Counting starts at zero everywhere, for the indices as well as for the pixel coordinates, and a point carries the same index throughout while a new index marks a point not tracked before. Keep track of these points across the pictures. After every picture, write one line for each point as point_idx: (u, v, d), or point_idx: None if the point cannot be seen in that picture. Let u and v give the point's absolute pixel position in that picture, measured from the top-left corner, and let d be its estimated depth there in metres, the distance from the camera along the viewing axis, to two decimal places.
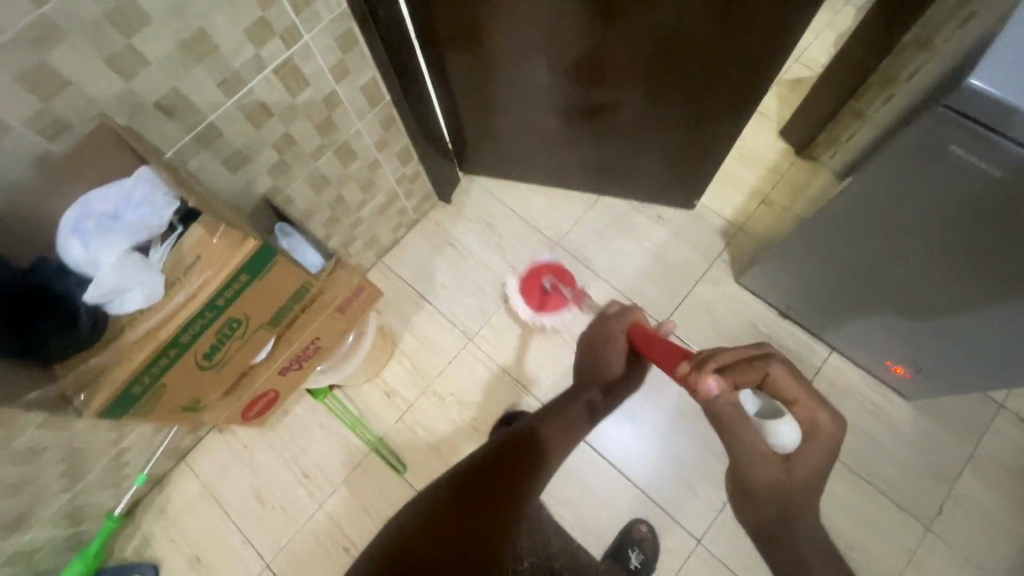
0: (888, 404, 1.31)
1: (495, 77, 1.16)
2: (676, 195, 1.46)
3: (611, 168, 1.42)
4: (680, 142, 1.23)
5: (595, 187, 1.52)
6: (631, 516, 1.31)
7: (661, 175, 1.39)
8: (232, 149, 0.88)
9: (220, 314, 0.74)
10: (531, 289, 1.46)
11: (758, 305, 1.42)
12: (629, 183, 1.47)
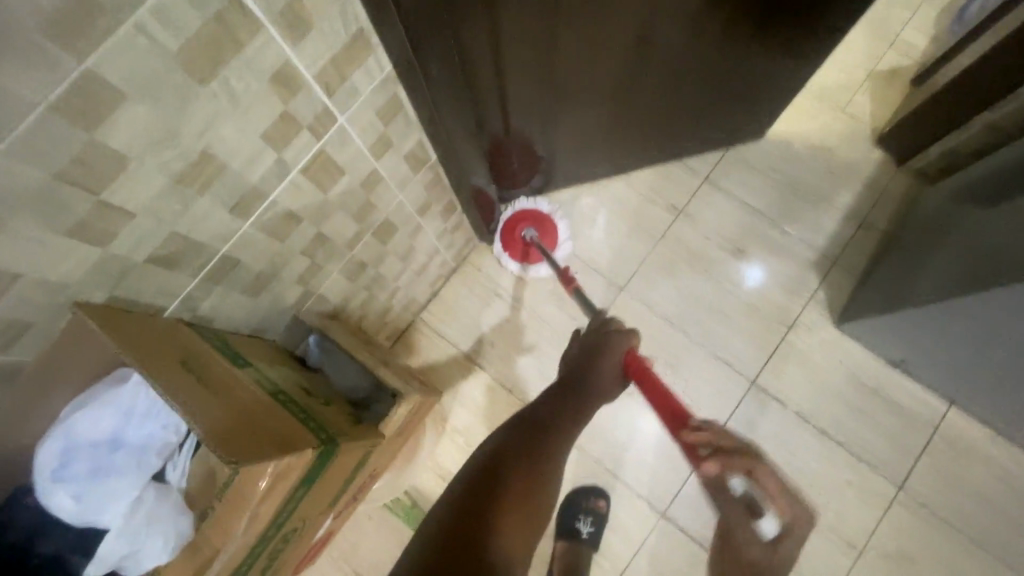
0: (1019, 467, 1.14)
1: (563, 97, 0.93)
2: (736, 127, 1.29)
3: (676, 132, 1.21)
4: (766, 69, 1.04)
5: (654, 157, 1.31)
6: None
7: (729, 110, 1.20)
8: (253, 273, 0.66)
9: (275, 533, 0.55)
10: (512, 240, 1.29)
11: (861, 354, 1.23)
12: (695, 137, 1.26)
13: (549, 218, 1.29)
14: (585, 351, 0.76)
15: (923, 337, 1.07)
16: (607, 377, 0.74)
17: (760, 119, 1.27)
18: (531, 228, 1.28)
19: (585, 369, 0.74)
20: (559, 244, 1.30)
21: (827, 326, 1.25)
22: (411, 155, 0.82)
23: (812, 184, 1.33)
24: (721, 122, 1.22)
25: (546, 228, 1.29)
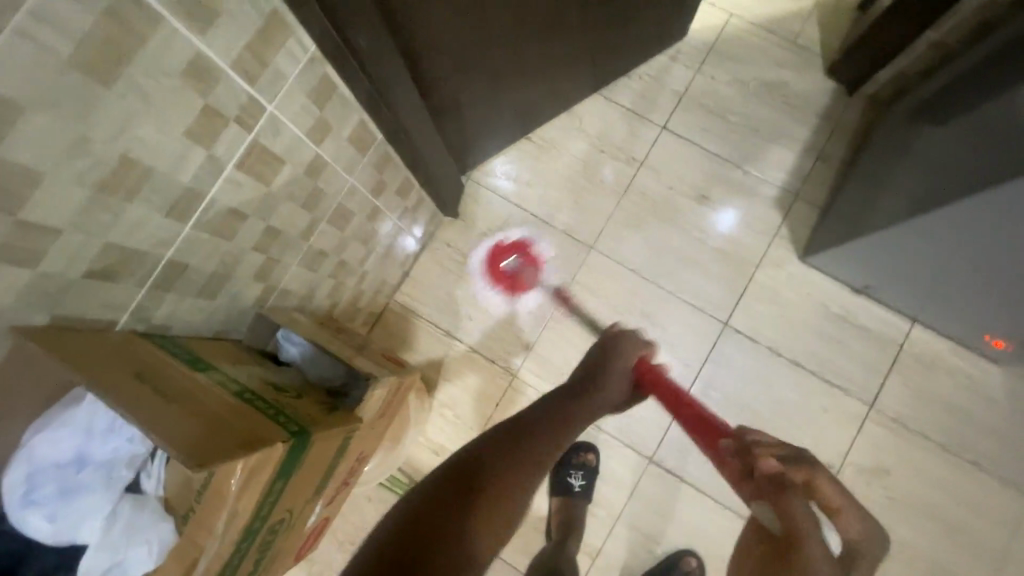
0: (981, 373, 1.20)
1: (500, 45, 0.91)
2: (660, 34, 1.29)
3: (607, 50, 1.20)
4: None
5: (589, 81, 1.29)
6: (683, 543, 1.18)
7: (652, 23, 1.21)
8: (206, 276, 0.65)
9: (260, 529, 0.56)
10: (499, 275, 1.35)
11: (828, 284, 1.26)
12: (625, 50, 1.25)
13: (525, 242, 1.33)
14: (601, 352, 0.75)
15: (883, 259, 1.10)
16: (620, 383, 0.72)
17: (678, 22, 1.29)
18: (514, 256, 1.34)
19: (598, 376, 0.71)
20: (545, 266, 1.31)
21: (793, 261, 1.28)
22: (356, 136, 0.80)
23: (769, 121, 1.33)
24: (644, 27, 1.21)
25: (528, 256, 1.33)
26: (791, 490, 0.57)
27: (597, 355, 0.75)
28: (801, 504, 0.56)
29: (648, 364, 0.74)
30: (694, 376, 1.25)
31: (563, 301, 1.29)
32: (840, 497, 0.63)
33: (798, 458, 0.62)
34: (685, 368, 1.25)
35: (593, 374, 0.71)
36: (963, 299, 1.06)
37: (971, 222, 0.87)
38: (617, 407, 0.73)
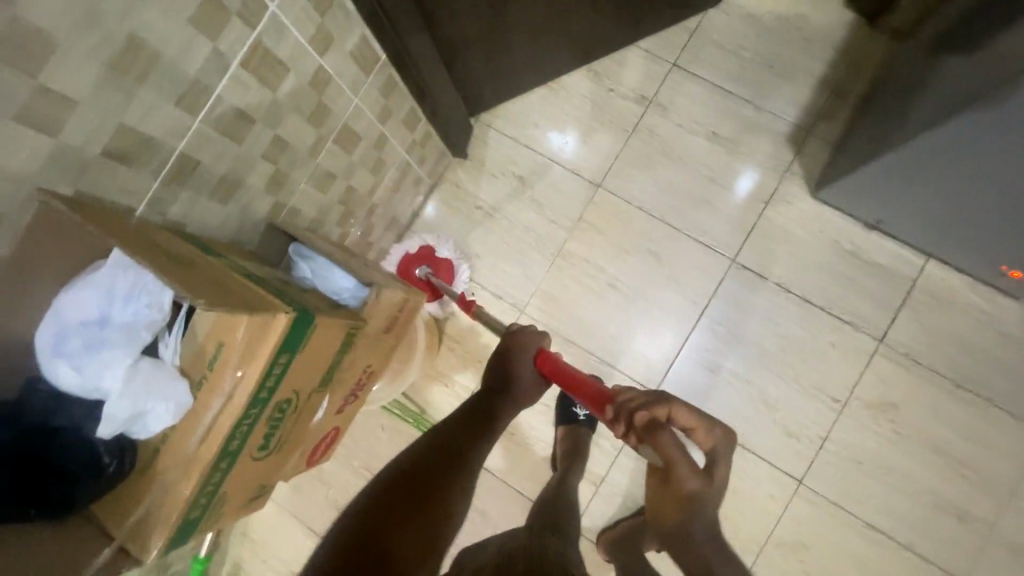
0: (997, 309, 1.17)
1: None
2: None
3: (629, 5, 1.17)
4: None
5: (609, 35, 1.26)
6: None
7: None
8: (217, 177, 0.69)
9: (268, 403, 0.60)
10: (406, 282, 1.27)
11: (840, 221, 1.24)
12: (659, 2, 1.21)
13: (431, 252, 1.27)
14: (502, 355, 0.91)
15: (894, 189, 1.08)
16: (526, 378, 0.89)
17: None
18: (424, 267, 1.25)
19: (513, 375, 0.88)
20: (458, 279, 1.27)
21: (805, 198, 1.26)
22: (359, 54, 0.82)
23: (783, 56, 1.30)
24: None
25: (439, 264, 1.26)
26: (656, 424, 0.71)
27: (501, 355, 0.91)
28: (672, 436, 0.69)
29: (545, 352, 0.89)
30: (700, 312, 1.25)
31: (570, 238, 1.31)
32: (695, 419, 0.76)
33: (657, 398, 0.77)
34: (692, 304, 1.25)
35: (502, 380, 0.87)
36: (977, 228, 1.03)
37: (976, 135, 0.86)
38: (536, 393, 0.90)
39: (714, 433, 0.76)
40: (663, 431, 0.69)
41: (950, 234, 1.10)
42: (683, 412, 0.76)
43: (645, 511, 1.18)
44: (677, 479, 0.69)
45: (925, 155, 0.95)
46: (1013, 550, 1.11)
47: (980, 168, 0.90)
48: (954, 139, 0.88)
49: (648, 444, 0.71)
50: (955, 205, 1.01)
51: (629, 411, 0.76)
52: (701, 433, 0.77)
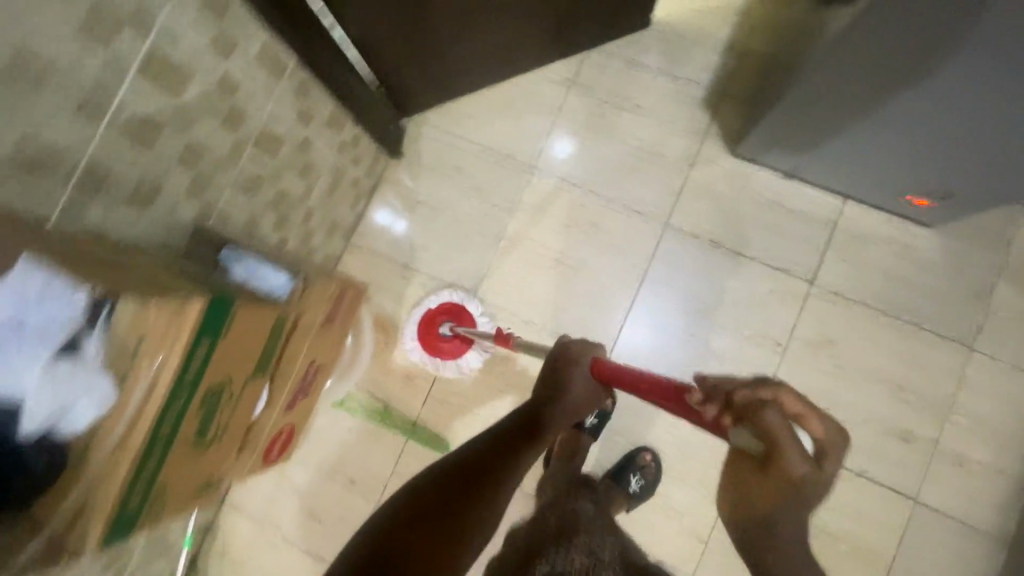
0: (914, 239, 1.24)
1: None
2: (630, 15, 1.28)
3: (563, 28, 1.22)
4: None
5: (539, 54, 1.30)
6: (635, 444, 1.25)
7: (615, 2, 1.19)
8: (132, 184, 0.71)
9: (197, 387, 0.62)
10: (429, 338, 1.29)
11: (761, 174, 1.30)
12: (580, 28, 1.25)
13: (456, 305, 1.30)
14: (554, 365, 0.77)
15: (799, 136, 1.14)
16: (578, 394, 0.75)
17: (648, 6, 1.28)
18: (447, 320, 1.29)
19: (562, 383, 0.75)
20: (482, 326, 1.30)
21: (726, 156, 1.32)
22: (264, 57, 0.85)
23: (691, 26, 1.37)
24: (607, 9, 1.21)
25: (459, 316, 1.30)
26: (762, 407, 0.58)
27: (553, 364, 0.78)
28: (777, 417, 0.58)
29: (601, 362, 0.77)
30: (641, 277, 1.30)
31: (510, 221, 1.35)
32: (806, 408, 0.60)
33: (760, 381, 0.62)
34: (633, 270, 1.30)
35: (551, 391, 0.74)
36: (878, 164, 1.10)
37: (854, 81, 0.91)
38: (584, 407, 0.77)
39: (826, 425, 0.60)
40: (772, 410, 0.58)
41: (860, 174, 1.16)
42: (793, 399, 0.60)
43: (610, 473, 1.21)
44: (783, 465, 0.58)
45: (820, 97, 0.99)
46: (957, 461, 1.17)
47: (862, 108, 0.95)
48: (841, 77, 0.92)
49: (744, 432, 0.59)
50: (855, 145, 1.07)
51: (716, 397, 0.62)
52: (814, 422, 0.60)
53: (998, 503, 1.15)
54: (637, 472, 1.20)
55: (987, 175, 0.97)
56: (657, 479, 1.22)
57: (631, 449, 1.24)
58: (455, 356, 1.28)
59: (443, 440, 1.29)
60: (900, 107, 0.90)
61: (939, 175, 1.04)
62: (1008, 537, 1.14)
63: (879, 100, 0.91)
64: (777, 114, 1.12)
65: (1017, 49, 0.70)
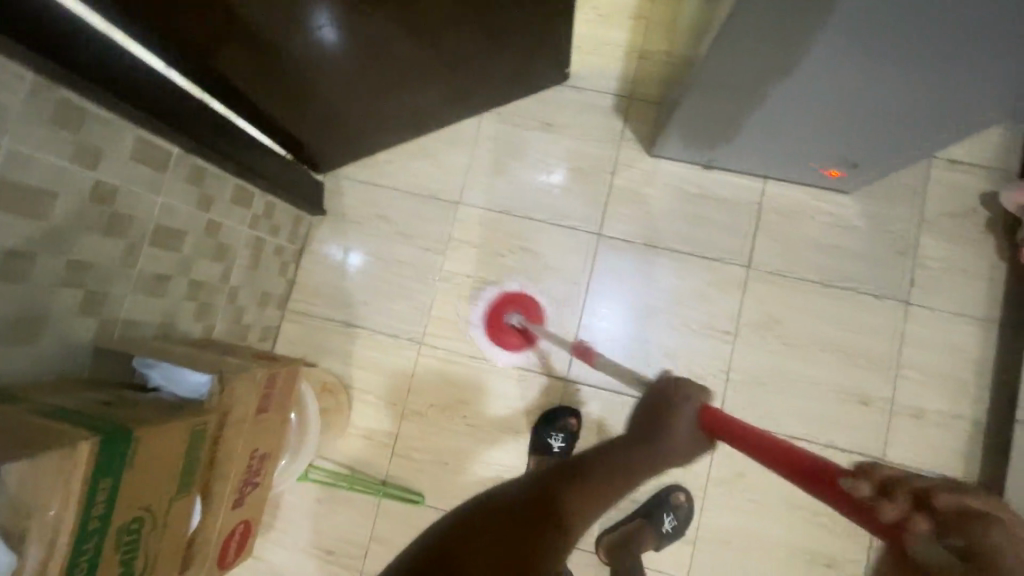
0: (836, 207, 1.26)
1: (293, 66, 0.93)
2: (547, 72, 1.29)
3: (468, 80, 1.19)
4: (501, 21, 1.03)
5: (453, 110, 1.29)
6: (670, 481, 1.22)
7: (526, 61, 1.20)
8: (10, 319, 0.67)
9: (108, 523, 0.59)
10: (500, 330, 1.29)
11: (682, 169, 1.32)
12: (492, 87, 1.26)
13: (524, 295, 1.30)
14: (652, 403, 0.60)
15: (707, 128, 1.15)
16: (680, 442, 0.57)
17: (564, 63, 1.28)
18: (517, 313, 1.28)
19: (655, 426, 0.58)
20: (551, 321, 1.29)
21: (645, 157, 1.32)
22: (141, 153, 0.81)
23: (588, 35, 1.37)
24: (514, 62, 1.19)
25: (528, 307, 1.29)
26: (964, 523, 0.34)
27: (651, 399, 0.61)
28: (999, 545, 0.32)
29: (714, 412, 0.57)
30: (584, 291, 1.29)
31: (445, 259, 1.33)
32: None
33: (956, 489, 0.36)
34: (575, 286, 1.30)
35: (641, 426, 0.59)
36: (785, 141, 1.12)
37: (740, 72, 0.93)
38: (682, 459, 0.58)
39: None
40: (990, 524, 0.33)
41: (773, 154, 1.18)
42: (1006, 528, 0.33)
43: (644, 510, 1.19)
44: None
45: (718, 89, 1.01)
46: (915, 415, 1.20)
47: (753, 91, 0.97)
48: (726, 67, 0.93)
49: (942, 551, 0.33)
50: (760, 128, 1.09)
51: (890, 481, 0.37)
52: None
53: (963, 448, 1.18)
54: (671, 513, 1.18)
55: (886, 136, 1.00)
56: (690, 518, 1.19)
57: (666, 484, 1.21)
58: (516, 351, 1.28)
59: (416, 492, 1.26)
60: (785, 84, 0.92)
61: (845, 143, 1.07)
62: (978, 480, 1.17)
63: (765, 81, 0.92)
64: (683, 112, 1.13)
65: (868, 22, 0.72)
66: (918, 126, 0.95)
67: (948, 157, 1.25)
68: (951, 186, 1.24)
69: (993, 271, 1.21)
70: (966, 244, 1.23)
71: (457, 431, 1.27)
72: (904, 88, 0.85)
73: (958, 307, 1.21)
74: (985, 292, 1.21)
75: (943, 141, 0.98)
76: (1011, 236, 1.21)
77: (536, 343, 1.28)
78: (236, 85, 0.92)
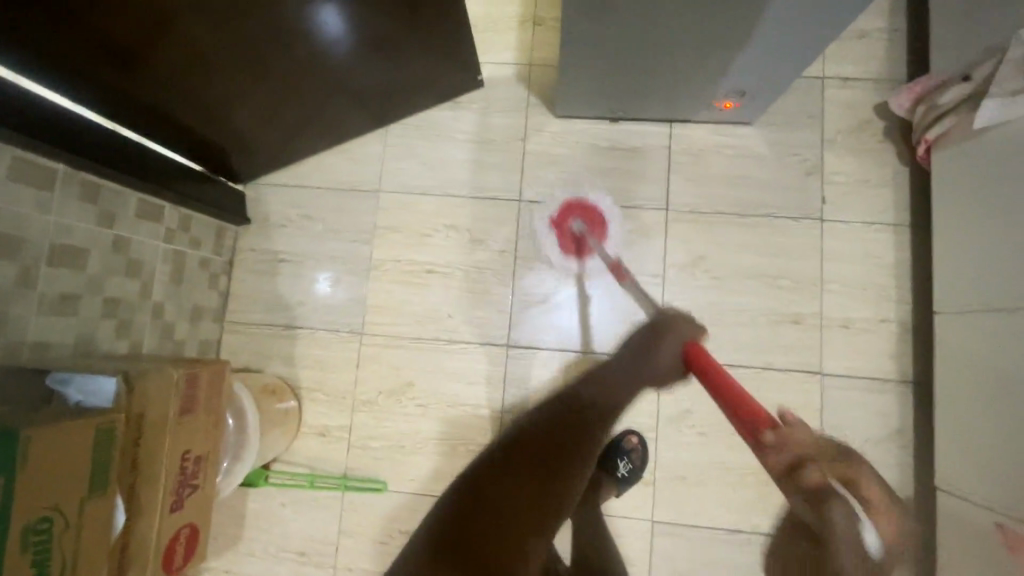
0: (740, 139, 1.30)
1: (206, 75, 0.95)
2: (457, 81, 1.31)
3: (375, 86, 1.21)
4: (402, 30, 1.07)
5: (367, 119, 1.31)
6: (623, 427, 1.24)
7: (436, 69, 1.23)
8: None
9: (8, 526, 0.60)
10: (562, 233, 1.31)
11: (590, 125, 1.34)
12: (406, 94, 1.28)
13: (591, 207, 1.31)
14: (649, 337, 0.96)
15: (598, 82, 1.18)
16: (664, 365, 0.90)
17: (473, 71, 1.30)
18: (578, 220, 1.31)
19: (648, 363, 0.91)
20: (611, 232, 1.30)
21: (554, 120, 1.35)
22: (20, 172, 0.83)
23: (481, 11, 1.40)
24: (416, 67, 1.20)
25: (593, 219, 1.31)
26: (830, 498, 0.56)
27: (654, 335, 0.96)
28: (840, 506, 0.55)
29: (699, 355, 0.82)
30: (514, 257, 1.31)
31: (374, 248, 1.34)
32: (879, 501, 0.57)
33: (839, 459, 0.60)
34: (504, 253, 1.31)
35: (644, 352, 0.92)
36: (672, 82, 1.16)
37: (600, 17, 0.96)
38: (670, 380, 0.92)
39: (869, 488, 0.58)
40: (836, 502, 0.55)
41: (667, 97, 1.22)
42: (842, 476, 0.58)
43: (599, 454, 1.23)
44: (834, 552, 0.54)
45: (590, 42, 1.04)
46: (845, 325, 1.23)
47: (619, 34, 1.00)
48: (586, 16, 0.97)
49: (802, 503, 0.58)
50: (646, 72, 1.13)
51: (784, 444, 0.61)
52: (862, 482, 0.58)
53: (894, 350, 1.22)
54: (624, 456, 1.21)
55: (756, 61, 1.04)
56: (645, 460, 1.23)
57: (619, 432, 1.24)
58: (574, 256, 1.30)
59: (379, 480, 1.26)
60: (642, 20, 0.95)
61: (726, 74, 1.10)
62: (912, 378, 1.21)
63: (624, 20, 0.96)
64: (571, 71, 1.16)
65: None
66: (778, 49, 1.00)
67: (837, 76, 1.29)
68: (844, 103, 1.29)
69: (896, 177, 1.26)
70: (867, 155, 1.27)
71: (410, 413, 1.28)
72: (747, 12, 0.90)
73: (869, 216, 1.26)
74: (891, 198, 1.26)
75: (805, 57, 1.02)
76: (908, 142, 1.26)
77: (589, 257, 1.29)
78: (126, 102, 0.93)
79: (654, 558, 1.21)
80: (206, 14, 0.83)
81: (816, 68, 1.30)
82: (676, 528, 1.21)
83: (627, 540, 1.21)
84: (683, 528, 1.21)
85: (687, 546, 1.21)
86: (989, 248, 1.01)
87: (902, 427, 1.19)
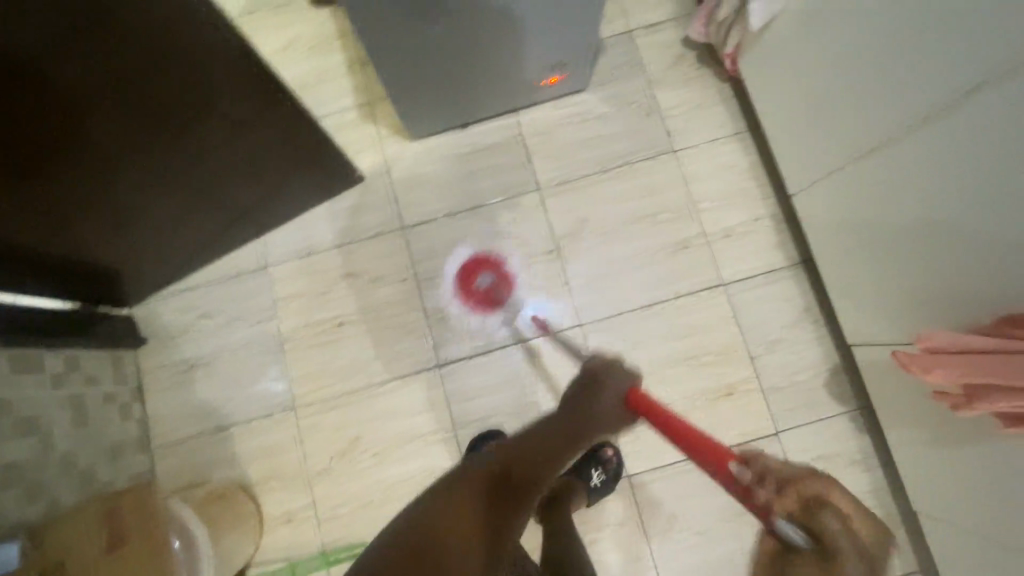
0: (581, 105, 1.39)
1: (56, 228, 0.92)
2: (338, 175, 1.30)
3: (251, 198, 1.19)
4: (266, 144, 1.06)
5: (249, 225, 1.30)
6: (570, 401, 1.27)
7: (312, 170, 1.23)
8: None
9: None
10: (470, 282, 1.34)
11: (444, 137, 1.40)
12: (287, 197, 1.27)
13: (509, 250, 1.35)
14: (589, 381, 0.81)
15: (431, 100, 1.25)
16: (612, 405, 0.78)
17: (349, 167, 1.31)
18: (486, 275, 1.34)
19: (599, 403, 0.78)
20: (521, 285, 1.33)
21: (410, 144, 1.40)
22: None
23: (309, 70, 1.44)
24: (290, 174, 1.20)
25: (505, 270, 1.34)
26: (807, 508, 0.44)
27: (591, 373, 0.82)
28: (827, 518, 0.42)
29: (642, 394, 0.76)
30: (416, 282, 1.33)
31: (280, 321, 1.33)
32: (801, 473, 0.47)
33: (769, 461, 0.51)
34: (405, 280, 1.33)
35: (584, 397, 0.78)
36: (492, 80, 1.23)
37: (400, 41, 1.02)
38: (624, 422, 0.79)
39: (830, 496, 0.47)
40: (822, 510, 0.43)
41: (498, 91, 1.29)
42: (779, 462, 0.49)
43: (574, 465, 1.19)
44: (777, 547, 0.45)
45: (404, 67, 1.10)
46: (729, 235, 1.32)
47: (426, 53, 1.07)
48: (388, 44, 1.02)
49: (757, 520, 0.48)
50: (467, 78, 1.20)
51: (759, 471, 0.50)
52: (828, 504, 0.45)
53: (775, 240, 1.32)
54: (598, 466, 1.20)
55: (556, 37, 1.13)
56: (621, 469, 1.22)
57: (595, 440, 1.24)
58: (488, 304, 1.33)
59: (359, 543, 1.23)
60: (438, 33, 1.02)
61: (540, 55, 1.19)
62: (799, 259, 1.31)
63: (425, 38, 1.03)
64: (400, 97, 1.21)
65: None
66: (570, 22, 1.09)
67: (642, 26, 1.41)
68: (656, 47, 1.41)
69: (722, 95, 1.38)
70: (691, 84, 1.39)
71: (366, 464, 1.26)
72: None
73: (712, 134, 1.37)
74: (724, 113, 1.38)
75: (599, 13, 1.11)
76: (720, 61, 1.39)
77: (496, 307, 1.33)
78: None
79: (642, 510, 1.23)
80: (46, 178, 0.81)
81: (621, 25, 1.42)
82: (652, 474, 1.24)
83: (612, 503, 1.23)
84: (660, 471, 1.24)
85: (668, 486, 1.24)
86: (809, 127, 1.13)
87: (808, 305, 1.28)
